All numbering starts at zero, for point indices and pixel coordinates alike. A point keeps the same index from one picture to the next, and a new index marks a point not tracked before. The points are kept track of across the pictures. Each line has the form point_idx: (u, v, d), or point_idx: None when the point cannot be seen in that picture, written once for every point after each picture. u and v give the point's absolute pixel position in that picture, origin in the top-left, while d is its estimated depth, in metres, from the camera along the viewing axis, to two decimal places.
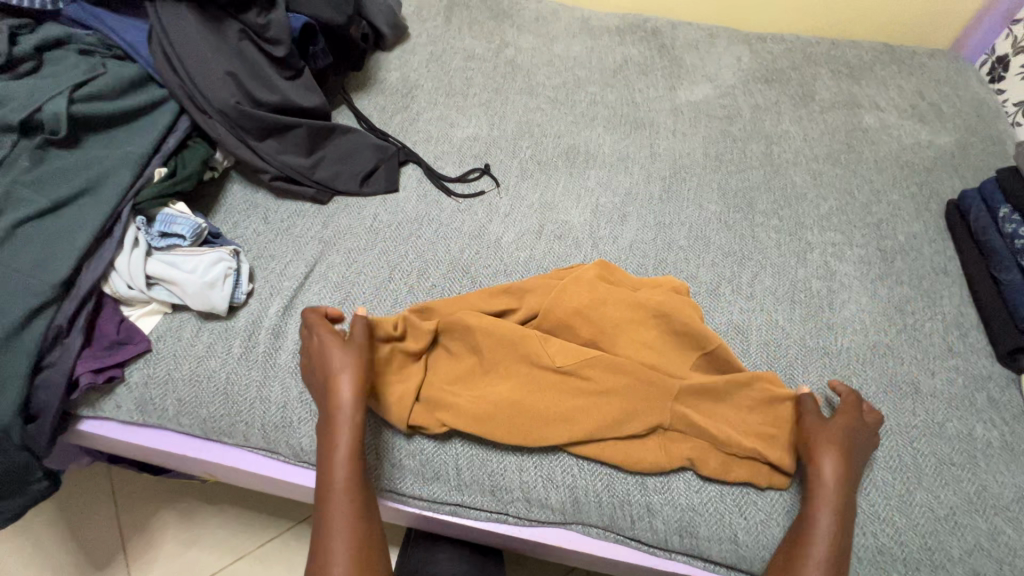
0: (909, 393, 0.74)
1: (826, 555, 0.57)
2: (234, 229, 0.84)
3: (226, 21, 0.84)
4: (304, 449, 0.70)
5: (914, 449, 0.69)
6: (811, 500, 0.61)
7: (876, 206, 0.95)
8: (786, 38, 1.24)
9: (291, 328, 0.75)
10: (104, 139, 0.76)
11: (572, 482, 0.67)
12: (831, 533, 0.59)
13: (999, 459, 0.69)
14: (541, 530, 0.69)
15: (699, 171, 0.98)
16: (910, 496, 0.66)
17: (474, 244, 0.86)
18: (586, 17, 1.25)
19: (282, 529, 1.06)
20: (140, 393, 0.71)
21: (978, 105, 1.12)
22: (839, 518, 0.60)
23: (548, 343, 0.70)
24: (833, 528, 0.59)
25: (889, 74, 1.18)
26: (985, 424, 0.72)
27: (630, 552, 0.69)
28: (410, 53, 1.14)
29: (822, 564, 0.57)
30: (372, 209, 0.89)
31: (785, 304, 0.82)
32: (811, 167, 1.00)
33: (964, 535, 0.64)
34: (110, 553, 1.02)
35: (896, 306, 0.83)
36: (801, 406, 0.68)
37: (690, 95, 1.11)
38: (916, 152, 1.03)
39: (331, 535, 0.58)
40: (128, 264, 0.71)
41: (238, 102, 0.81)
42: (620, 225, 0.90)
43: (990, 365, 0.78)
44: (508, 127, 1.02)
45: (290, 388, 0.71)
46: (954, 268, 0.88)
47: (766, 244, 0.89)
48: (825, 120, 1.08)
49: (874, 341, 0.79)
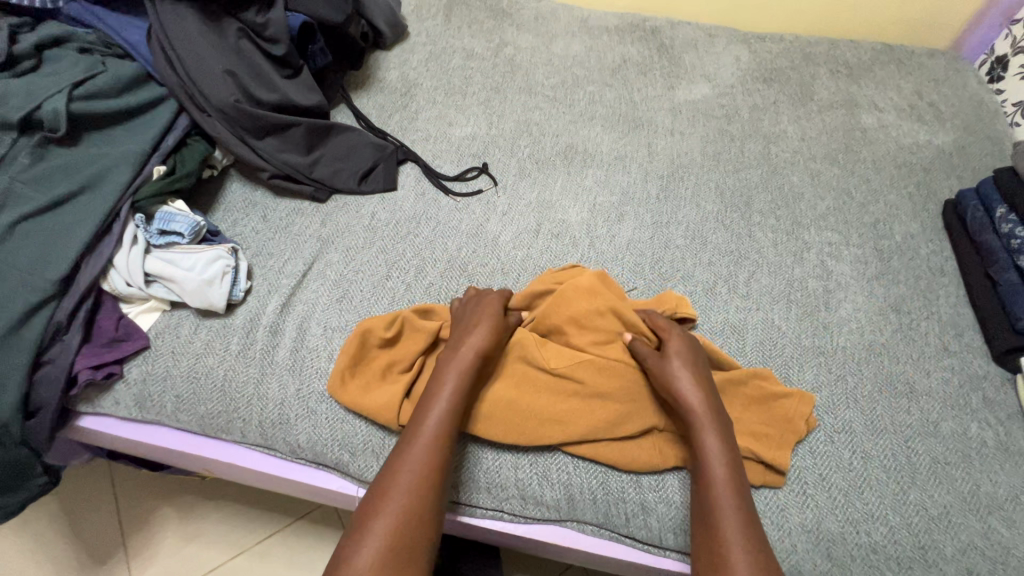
0: (904, 393, 0.74)
1: (723, 480, 0.59)
2: (233, 227, 0.85)
3: (226, 19, 0.84)
4: (301, 446, 0.71)
5: (908, 448, 0.69)
6: (695, 429, 0.63)
7: (874, 206, 0.95)
8: (785, 38, 1.24)
9: (289, 326, 0.76)
10: (104, 136, 0.76)
11: (567, 479, 0.67)
12: (721, 456, 0.60)
13: (993, 459, 0.69)
14: (536, 527, 0.70)
15: (696, 170, 0.98)
16: (904, 495, 0.66)
17: (472, 243, 0.86)
18: (586, 16, 1.25)
19: (281, 525, 1.07)
20: (138, 390, 0.72)
21: (977, 105, 1.12)
22: (723, 437, 0.62)
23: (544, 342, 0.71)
24: (719, 451, 0.61)
25: (888, 73, 1.18)
26: (980, 424, 0.72)
27: (624, 550, 0.69)
28: (410, 52, 1.14)
29: (723, 487, 0.59)
30: (370, 208, 0.89)
31: (781, 303, 0.82)
32: (809, 166, 1.00)
33: (957, 534, 0.64)
34: (110, 549, 1.03)
35: (892, 306, 0.83)
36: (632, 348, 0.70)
37: (689, 94, 1.11)
38: (914, 152, 1.03)
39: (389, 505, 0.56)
40: (126, 261, 0.72)
41: (237, 100, 0.81)
42: (618, 224, 0.90)
43: (986, 365, 0.78)
44: (507, 126, 1.02)
45: (288, 385, 0.72)
46: (951, 267, 0.88)
47: (763, 243, 0.89)
48: (824, 120, 1.08)
49: (870, 340, 0.79)
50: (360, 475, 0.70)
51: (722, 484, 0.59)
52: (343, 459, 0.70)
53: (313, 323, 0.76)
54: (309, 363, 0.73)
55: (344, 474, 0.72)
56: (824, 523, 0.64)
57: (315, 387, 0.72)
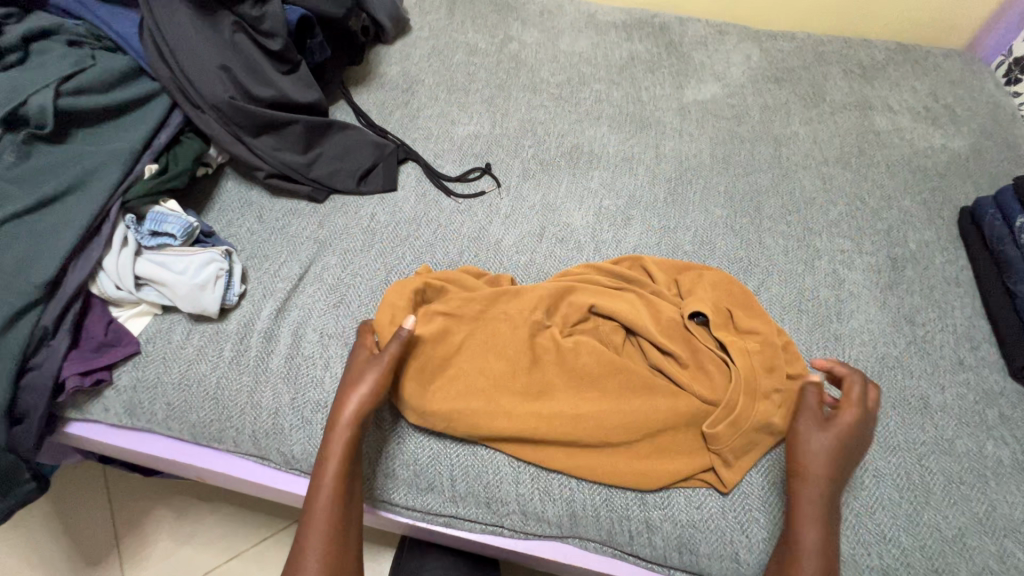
0: (918, 409, 0.72)
1: (817, 519, 0.58)
2: (228, 228, 0.82)
3: (221, 12, 0.80)
4: (296, 456, 0.69)
5: (922, 466, 0.67)
6: (794, 516, 0.59)
7: (887, 212, 0.92)
8: (797, 37, 1.20)
9: (284, 332, 0.73)
10: (93, 133, 0.74)
11: (571, 496, 0.65)
12: (818, 549, 0.57)
13: (1010, 478, 0.67)
14: (536, 542, 0.68)
15: (705, 173, 0.96)
16: (917, 515, 0.64)
17: (474, 246, 0.84)
18: (593, 11, 1.22)
19: (277, 528, 1.05)
20: (128, 397, 0.70)
21: (994, 108, 1.09)
22: (827, 533, 0.58)
23: (574, 339, 0.70)
24: (819, 544, 0.57)
25: (903, 74, 1.14)
26: (996, 442, 0.70)
27: (628, 566, 0.67)
28: (412, 46, 1.11)
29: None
30: (369, 209, 0.86)
31: (792, 313, 0.80)
32: (821, 170, 0.97)
33: (972, 558, 0.62)
34: (102, 551, 1.01)
35: (906, 317, 0.80)
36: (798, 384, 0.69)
37: (698, 93, 1.08)
38: (929, 156, 1.00)
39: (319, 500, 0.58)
40: (116, 263, 0.69)
41: (232, 97, 0.79)
42: (624, 228, 0.88)
43: (1002, 380, 0.76)
44: (511, 125, 1.00)
45: (282, 394, 0.69)
46: (966, 277, 0.86)
47: (773, 250, 0.87)
48: (837, 121, 1.05)
49: (883, 353, 0.77)
50: None
51: (813, 522, 0.58)
52: None
53: (309, 329, 0.74)
54: (304, 372, 0.71)
55: None
56: None
57: (310, 396, 0.69)
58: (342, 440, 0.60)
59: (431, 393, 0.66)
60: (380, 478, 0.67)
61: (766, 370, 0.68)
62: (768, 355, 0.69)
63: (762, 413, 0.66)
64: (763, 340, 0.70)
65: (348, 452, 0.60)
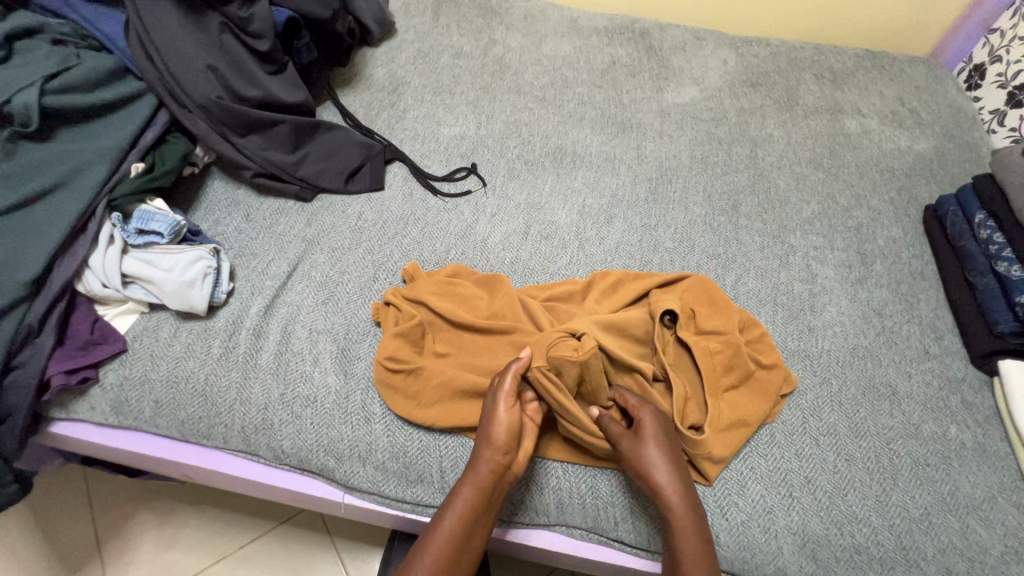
0: (886, 396, 0.75)
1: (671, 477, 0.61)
2: (215, 226, 0.83)
3: (207, 12, 0.81)
4: (285, 451, 0.69)
5: (890, 450, 0.71)
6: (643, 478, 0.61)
7: (857, 211, 0.96)
8: (771, 43, 1.25)
9: (273, 328, 0.74)
10: (78, 132, 0.74)
11: (556, 483, 0.67)
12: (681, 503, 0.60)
13: (972, 459, 0.71)
14: (526, 531, 0.69)
15: (685, 173, 0.99)
16: (886, 496, 0.67)
17: (461, 244, 0.86)
18: (575, 17, 1.25)
19: (264, 529, 1.05)
20: (115, 395, 0.69)
21: (955, 112, 1.15)
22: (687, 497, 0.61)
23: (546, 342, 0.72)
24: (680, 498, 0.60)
25: (871, 80, 1.20)
26: (959, 426, 0.74)
27: (616, 553, 0.69)
28: (397, 49, 1.13)
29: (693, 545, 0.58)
30: (357, 208, 0.88)
31: (768, 307, 0.83)
32: (795, 170, 1.01)
33: (937, 534, 0.65)
34: (84, 557, 0.99)
35: (874, 309, 0.84)
36: (767, 377, 0.73)
37: (677, 97, 1.12)
38: (896, 157, 1.05)
39: (432, 548, 0.57)
40: (102, 261, 0.69)
41: (219, 97, 0.79)
42: (607, 226, 0.90)
43: (965, 367, 0.80)
44: (496, 127, 1.02)
45: (271, 389, 0.70)
46: (930, 272, 0.90)
47: (750, 247, 0.90)
48: (809, 124, 1.10)
49: (853, 344, 0.80)
50: (347, 481, 0.69)
51: (690, 529, 0.59)
52: (328, 465, 0.69)
53: (298, 325, 0.75)
54: (294, 367, 0.71)
55: (329, 480, 0.70)
56: (809, 525, 0.65)
57: (299, 391, 0.70)
58: (471, 485, 0.60)
59: (414, 388, 0.69)
60: (371, 471, 0.68)
61: (731, 368, 0.72)
62: (737, 353, 0.72)
63: (731, 411, 0.70)
64: (725, 342, 0.73)
65: (473, 504, 0.59)
